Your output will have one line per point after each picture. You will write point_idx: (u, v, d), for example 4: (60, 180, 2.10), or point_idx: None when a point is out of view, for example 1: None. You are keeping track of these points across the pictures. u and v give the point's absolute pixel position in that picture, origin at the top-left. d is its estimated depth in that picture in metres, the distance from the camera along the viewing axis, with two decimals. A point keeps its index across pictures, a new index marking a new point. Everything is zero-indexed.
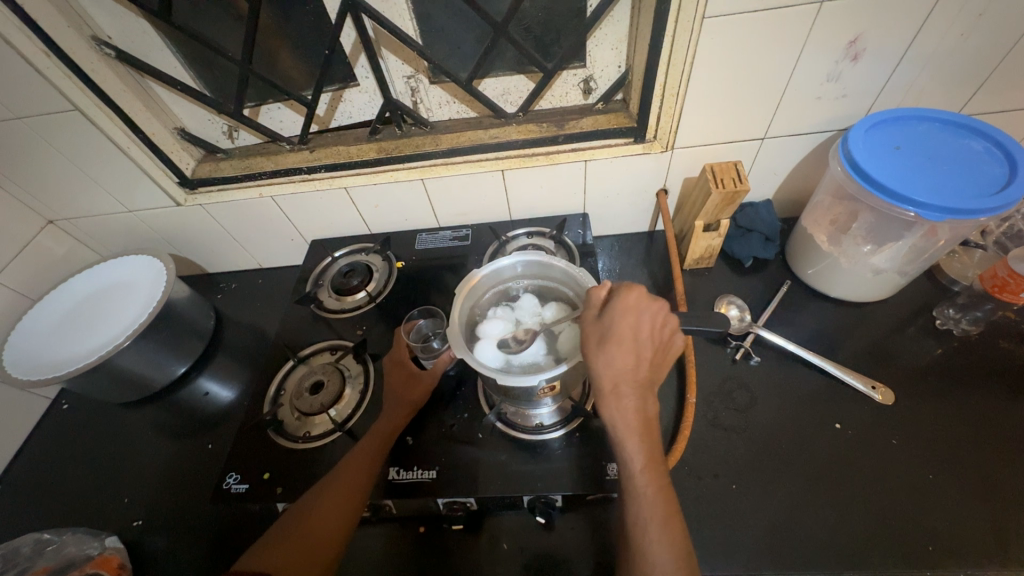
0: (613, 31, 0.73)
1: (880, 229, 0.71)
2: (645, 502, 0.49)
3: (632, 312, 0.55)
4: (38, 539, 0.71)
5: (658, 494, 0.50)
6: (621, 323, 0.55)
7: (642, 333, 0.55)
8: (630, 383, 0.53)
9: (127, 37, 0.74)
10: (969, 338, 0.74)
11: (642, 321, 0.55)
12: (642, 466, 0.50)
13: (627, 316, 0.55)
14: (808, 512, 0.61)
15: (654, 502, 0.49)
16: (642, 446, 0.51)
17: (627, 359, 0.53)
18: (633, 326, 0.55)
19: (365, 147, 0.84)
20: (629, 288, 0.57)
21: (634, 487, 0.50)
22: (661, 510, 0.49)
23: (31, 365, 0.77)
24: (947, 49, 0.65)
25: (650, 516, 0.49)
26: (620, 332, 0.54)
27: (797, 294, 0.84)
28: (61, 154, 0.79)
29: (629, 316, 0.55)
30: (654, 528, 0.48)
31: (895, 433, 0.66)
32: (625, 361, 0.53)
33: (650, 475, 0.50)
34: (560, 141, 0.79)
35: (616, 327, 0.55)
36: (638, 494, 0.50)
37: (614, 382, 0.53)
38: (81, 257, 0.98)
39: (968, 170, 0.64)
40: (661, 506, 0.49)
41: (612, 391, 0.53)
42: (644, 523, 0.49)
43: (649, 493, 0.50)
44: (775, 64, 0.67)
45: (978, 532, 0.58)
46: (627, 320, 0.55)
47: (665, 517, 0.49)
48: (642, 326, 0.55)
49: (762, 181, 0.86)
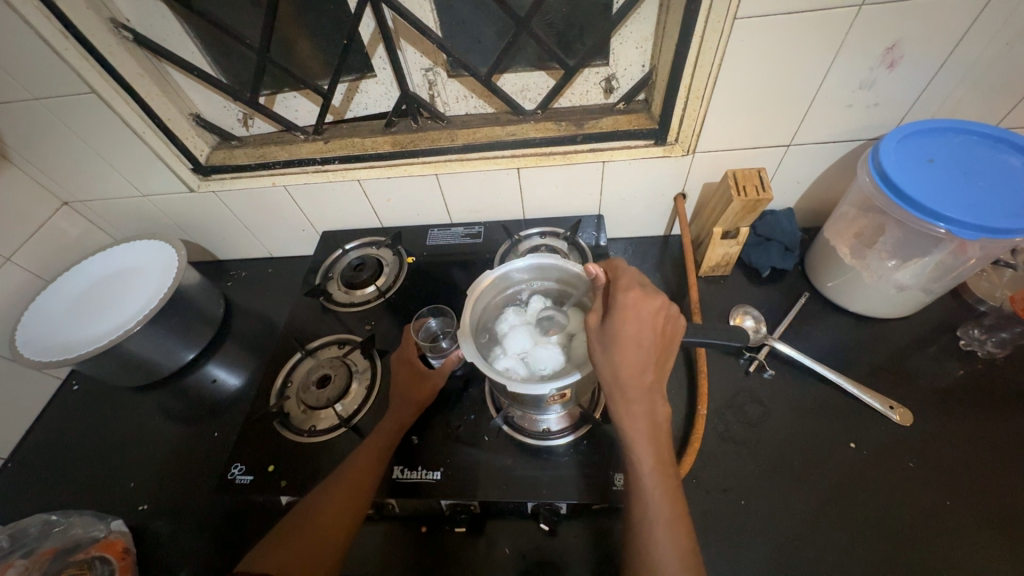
0: (638, 29, 0.70)
1: (907, 244, 0.68)
2: (651, 503, 0.49)
3: (633, 317, 0.52)
4: (46, 520, 0.71)
5: (665, 495, 0.49)
6: (624, 330, 0.51)
7: (645, 337, 0.52)
8: (638, 388, 0.51)
9: (144, 21, 0.73)
10: (994, 360, 0.72)
11: (645, 324, 0.52)
12: (651, 467, 0.50)
13: (628, 321, 0.52)
14: (818, 533, 0.60)
15: (661, 502, 0.49)
16: (650, 446, 0.50)
17: (634, 365, 0.51)
18: (637, 332, 0.52)
19: (380, 140, 0.83)
20: (626, 291, 0.53)
21: (642, 488, 0.50)
22: (668, 511, 0.48)
23: (42, 346, 0.78)
24: (990, 59, 0.62)
25: (657, 517, 0.48)
26: (625, 338, 0.51)
27: (815, 307, 0.82)
28: (77, 136, 0.79)
29: (631, 323, 0.52)
30: (661, 528, 0.48)
31: (912, 455, 0.65)
32: (633, 366, 0.51)
33: (658, 475, 0.50)
34: (578, 141, 0.77)
35: (619, 334, 0.51)
36: (646, 494, 0.49)
37: (622, 387, 0.51)
38: (95, 240, 0.98)
39: (1005, 185, 0.62)
40: (668, 507, 0.49)
41: (622, 395, 0.51)
42: (652, 522, 0.48)
43: (658, 494, 0.49)
44: (806, 69, 0.64)
45: (994, 563, 0.56)
46: (630, 326, 0.52)
47: (672, 517, 0.48)
48: (645, 329, 0.52)
49: (784, 189, 0.83)
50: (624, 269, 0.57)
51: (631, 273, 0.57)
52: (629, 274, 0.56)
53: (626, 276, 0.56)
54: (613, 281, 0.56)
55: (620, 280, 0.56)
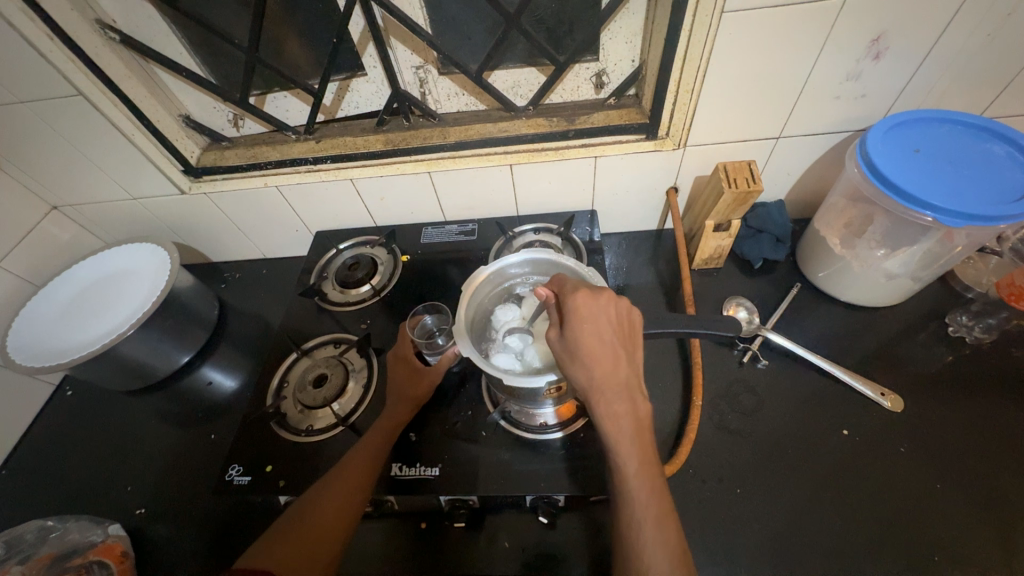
0: (628, 24, 0.71)
1: (895, 233, 0.69)
2: (639, 504, 0.49)
3: (588, 317, 0.53)
4: (42, 525, 0.71)
5: (653, 496, 0.49)
6: (582, 332, 0.53)
7: (605, 334, 0.53)
8: (614, 387, 0.52)
9: (130, 22, 0.72)
10: (982, 346, 0.73)
11: (602, 322, 0.53)
12: (637, 469, 0.50)
13: (584, 322, 0.53)
14: (812, 518, 0.61)
15: (648, 502, 0.49)
16: (634, 445, 0.51)
17: (602, 364, 0.52)
18: (595, 331, 0.53)
19: (371, 139, 0.83)
20: (573, 294, 0.55)
21: (629, 490, 0.50)
22: (656, 511, 0.48)
23: (34, 352, 0.77)
24: (972, 50, 0.63)
25: (645, 518, 0.48)
26: (586, 341, 0.52)
27: (807, 297, 0.83)
28: (64, 139, 0.78)
29: (586, 324, 0.53)
30: (649, 529, 0.48)
31: (903, 440, 0.66)
32: (602, 366, 0.52)
33: (644, 475, 0.50)
34: (569, 137, 0.78)
35: (580, 339, 0.52)
36: (633, 496, 0.49)
37: (598, 389, 0.52)
38: (86, 244, 0.97)
39: (987, 174, 0.63)
40: (656, 507, 0.49)
41: (599, 398, 0.52)
42: (640, 524, 0.48)
43: (644, 496, 0.49)
44: (793, 62, 0.65)
45: (984, 544, 0.57)
46: (586, 326, 0.53)
47: (660, 517, 0.48)
48: (603, 328, 0.53)
49: (774, 181, 0.84)
50: (567, 281, 0.60)
51: (576, 281, 0.59)
52: (571, 283, 0.58)
53: (569, 285, 0.58)
54: (559, 289, 0.58)
55: (566, 287, 0.58)
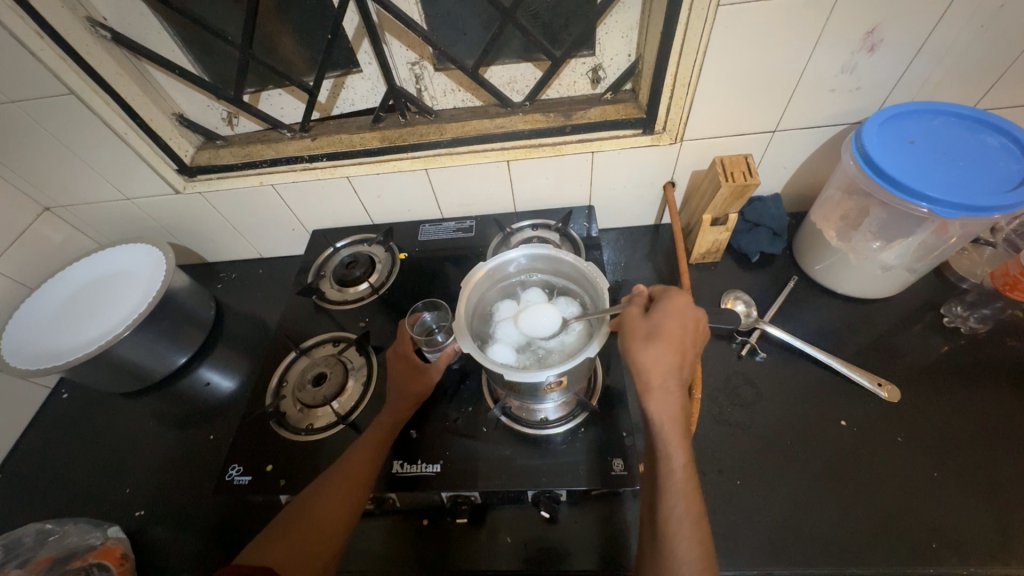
0: (623, 18, 0.71)
1: (891, 225, 0.70)
2: (679, 499, 0.49)
3: (679, 314, 0.55)
4: (40, 529, 0.70)
5: (691, 492, 0.50)
6: (669, 323, 0.54)
7: (687, 336, 0.54)
8: (674, 383, 0.53)
9: (122, 19, 0.71)
10: (976, 336, 0.74)
11: (689, 323, 0.55)
12: (683, 464, 0.50)
13: (675, 318, 0.54)
14: (812, 508, 0.61)
15: (688, 500, 0.49)
16: (682, 443, 0.51)
17: (675, 359, 0.53)
18: (680, 328, 0.54)
19: (368, 136, 0.82)
20: (677, 292, 0.57)
21: (671, 484, 0.50)
22: (693, 509, 0.49)
23: (30, 355, 0.76)
24: (965, 42, 0.64)
25: (683, 513, 0.48)
26: (669, 331, 0.54)
27: (804, 290, 0.83)
28: (57, 140, 0.77)
29: (675, 318, 0.54)
30: (687, 526, 0.48)
31: (900, 430, 0.66)
32: (672, 358, 0.53)
33: (687, 472, 0.50)
34: (567, 132, 0.78)
35: (664, 326, 0.54)
36: (674, 491, 0.49)
37: (662, 379, 0.52)
38: (79, 245, 0.96)
39: (984, 166, 0.63)
40: (693, 505, 0.49)
41: (659, 386, 0.52)
42: (678, 518, 0.48)
43: (684, 492, 0.49)
44: (788, 56, 0.65)
45: (983, 531, 0.58)
46: (676, 321, 0.54)
47: (697, 515, 0.48)
48: (687, 329, 0.54)
49: (770, 174, 0.85)
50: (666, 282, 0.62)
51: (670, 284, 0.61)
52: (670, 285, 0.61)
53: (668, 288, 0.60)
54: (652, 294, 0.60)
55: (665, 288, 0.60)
